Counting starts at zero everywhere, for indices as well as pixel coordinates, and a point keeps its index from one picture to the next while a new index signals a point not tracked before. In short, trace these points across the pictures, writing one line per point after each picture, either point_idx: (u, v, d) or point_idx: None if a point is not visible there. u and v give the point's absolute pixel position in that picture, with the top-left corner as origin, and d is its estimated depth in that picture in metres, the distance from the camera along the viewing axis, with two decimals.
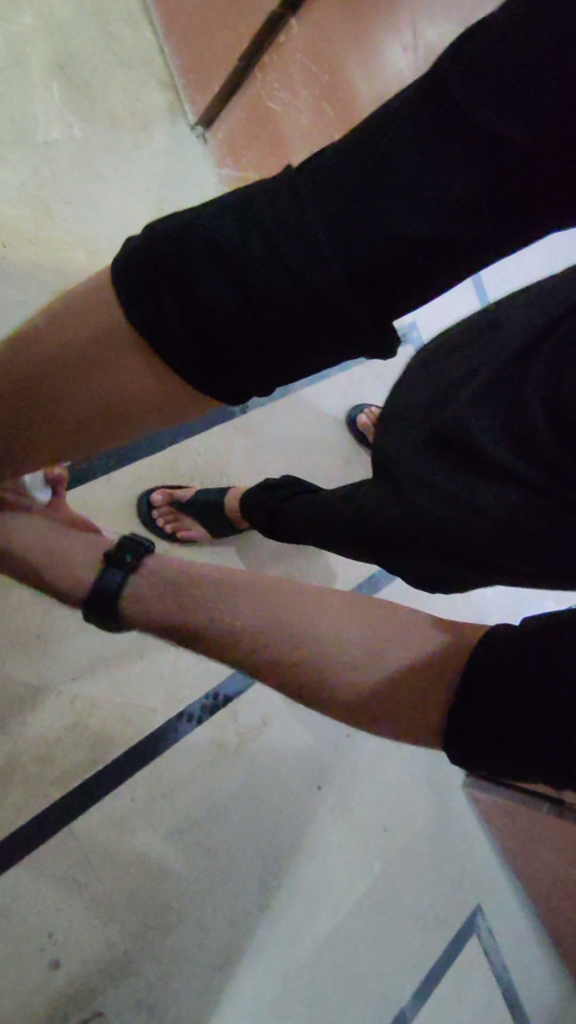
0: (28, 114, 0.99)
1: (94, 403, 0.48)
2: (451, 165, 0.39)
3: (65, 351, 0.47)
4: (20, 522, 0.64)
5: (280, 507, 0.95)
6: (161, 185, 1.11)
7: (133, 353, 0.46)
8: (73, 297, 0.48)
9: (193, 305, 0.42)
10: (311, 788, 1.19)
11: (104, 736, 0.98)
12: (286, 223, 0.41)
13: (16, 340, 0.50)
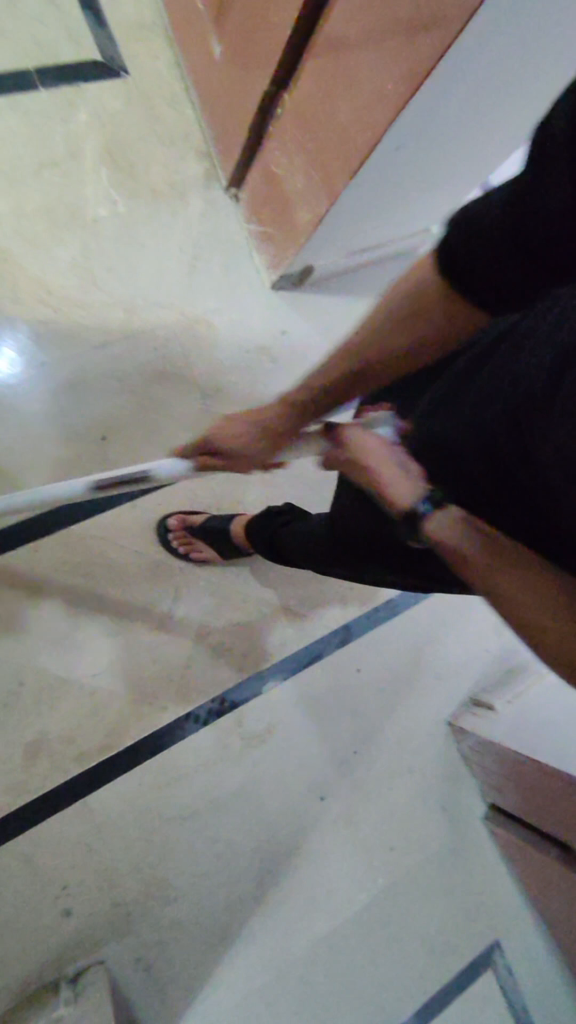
0: (80, 197, 1.18)
1: (410, 338, 0.69)
2: (548, 192, 0.51)
3: (418, 307, 0.66)
4: (370, 444, 0.71)
5: (277, 532, 1.06)
6: (195, 245, 1.26)
7: (450, 306, 0.65)
8: (412, 281, 0.66)
9: (465, 276, 0.61)
10: (313, 796, 1.28)
11: (118, 725, 1.14)
12: (479, 228, 0.58)
13: (382, 312, 0.69)
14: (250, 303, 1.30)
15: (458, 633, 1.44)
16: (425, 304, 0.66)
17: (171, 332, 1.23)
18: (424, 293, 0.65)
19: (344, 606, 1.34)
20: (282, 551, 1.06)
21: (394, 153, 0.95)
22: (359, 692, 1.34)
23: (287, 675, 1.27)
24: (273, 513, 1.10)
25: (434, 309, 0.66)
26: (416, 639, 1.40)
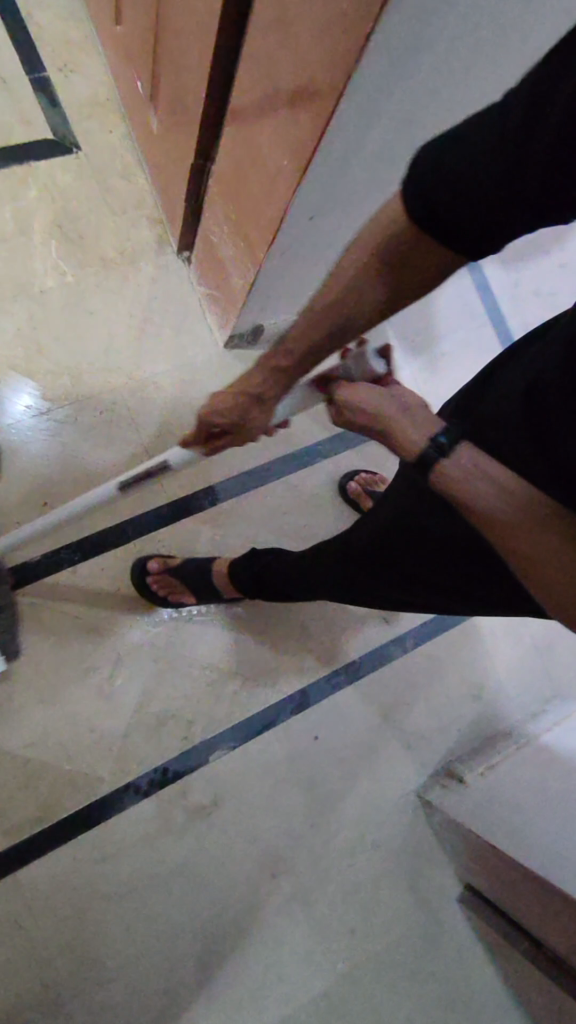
0: (28, 268, 1.21)
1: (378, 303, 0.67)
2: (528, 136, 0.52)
3: (384, 263, 0.63)
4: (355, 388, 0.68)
5: (262, 570, 1.08)
6: (146, 308, 1.27)
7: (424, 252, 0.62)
8: (373, 236, 0.63)
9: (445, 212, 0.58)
10: (264, 873, 1.21)
11: (52, 798, 1.12)
12: (484, 158, 0.55)
13: (353, 275, 0.65)
14: (204, 361, 1.29)
15: (429, 698, 1.36)
16: (340, 293, 0.66)
17: (120, 396, 1.24)
18: (399, 238, 0.61)
19: (302, 669, 1.29)
20: (266, 589, 1.08)
21: (313, 216, 0.92)
22: (317, 761, 1.27)
23: (237, 743, 1.22)
24: (258, 554, 1.11)
25: (398, 258, 0.63)
26: (382, 704, 1.33)
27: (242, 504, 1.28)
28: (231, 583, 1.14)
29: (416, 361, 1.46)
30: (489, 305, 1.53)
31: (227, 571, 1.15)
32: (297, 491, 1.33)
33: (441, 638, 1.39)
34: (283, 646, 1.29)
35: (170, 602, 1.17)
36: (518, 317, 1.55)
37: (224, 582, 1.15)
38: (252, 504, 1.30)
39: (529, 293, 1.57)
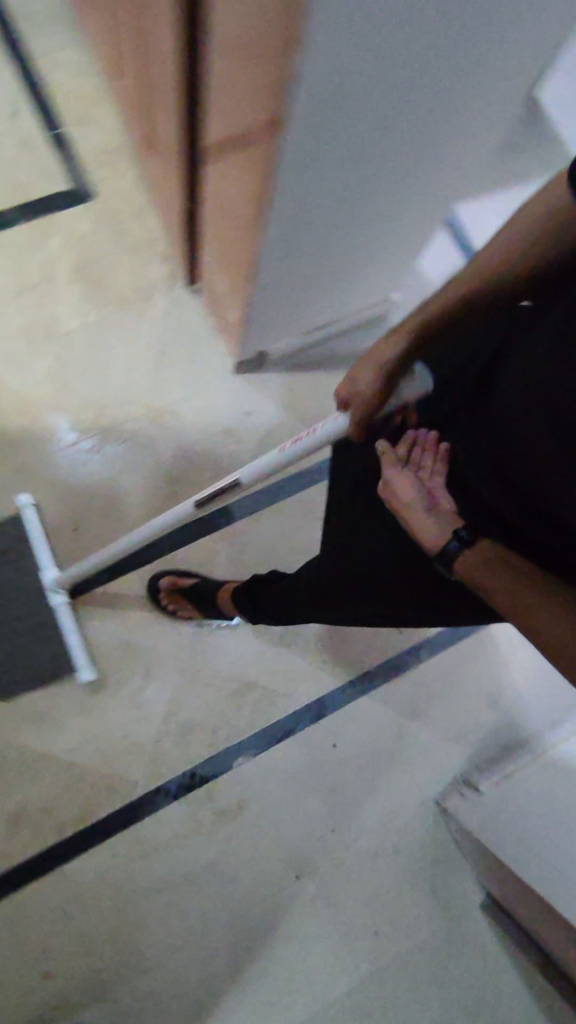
0: (54, 311, 1.32)
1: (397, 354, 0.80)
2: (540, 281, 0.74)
3: (462, 302, 0.76)
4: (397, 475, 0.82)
5: (262, 594, 1.08)
6: (161, 341, 1.36)
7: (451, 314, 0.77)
8: (477, 269, 0.74)
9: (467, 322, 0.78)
10: (288, 873, 1.27)
11: (91, 798, 1.22)
12: (535, 287, 0.74)
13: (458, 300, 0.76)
14: (215, 388, 1.37)
15: (444, 706, 1.39)
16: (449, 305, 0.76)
17: (139, 426, 1.33)
18: (488, 259, 0.73)
19: (318, 676, 1.35)
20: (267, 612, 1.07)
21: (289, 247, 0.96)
22: (336, 765, 1.33)
23: (259, 750, 1.29)
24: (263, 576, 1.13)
25: (499, 268, 0.73)
26: (399, 712, 1.37)
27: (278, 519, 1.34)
28: (236, 609, 1.16)
29: None
30: None
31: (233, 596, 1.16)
32: (306, 508, 1.41)
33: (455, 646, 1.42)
34: (298, 656, 1.35)
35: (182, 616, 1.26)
36: None
37: (228, 608, 1.18)
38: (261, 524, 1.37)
39: None
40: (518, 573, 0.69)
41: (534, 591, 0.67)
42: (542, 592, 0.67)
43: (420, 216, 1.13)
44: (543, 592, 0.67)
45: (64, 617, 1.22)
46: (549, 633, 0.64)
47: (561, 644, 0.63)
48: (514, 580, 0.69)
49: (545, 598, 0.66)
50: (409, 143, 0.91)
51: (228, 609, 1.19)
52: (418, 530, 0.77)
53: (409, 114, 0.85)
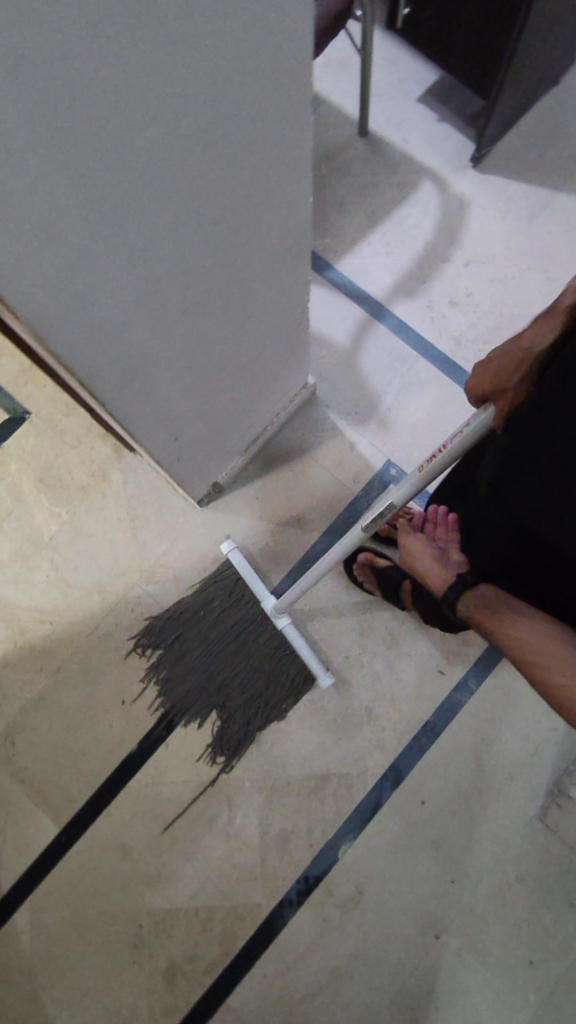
0: (35, 525, 1.49)
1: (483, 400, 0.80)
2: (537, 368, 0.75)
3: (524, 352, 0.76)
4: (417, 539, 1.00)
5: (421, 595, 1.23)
6: (130, 509, 1.51)
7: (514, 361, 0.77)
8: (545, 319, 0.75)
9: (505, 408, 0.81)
10: (428, 936, 1.33)
11: (228, 930, 1.34)
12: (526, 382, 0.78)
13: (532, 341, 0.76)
14: (192, 528, 1.50)
15: (515, 726, 1.40)
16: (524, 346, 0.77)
17: (142, 590, 1.48)
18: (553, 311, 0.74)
19: (384, 745, 1.40)
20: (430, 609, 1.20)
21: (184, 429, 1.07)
22: (433, 820, 1.37)
23: (356, 833, 1.37)
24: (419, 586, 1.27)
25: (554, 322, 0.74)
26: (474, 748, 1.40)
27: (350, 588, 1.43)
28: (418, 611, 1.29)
29: (367, 429, 1.53)
30: (415, 343, 1.56)
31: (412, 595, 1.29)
32: (309, 600, 1.46)
33: (503, 665, 1.42)
34: (359, 733, 1.41)
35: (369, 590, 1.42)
36: (448, 336, 1.57)
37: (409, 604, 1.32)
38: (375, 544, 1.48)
39: (446, 306, 1.58)
40: (533, 615, 0.79)
41: (538, 631, 0.76)
42: (545, 632, 0.76)
43: (285, 336, 1.18)
44: (549, 631, 0.76)
45: (288, 631, 1.39)
46: (543, 668, 0.73)
47: (551, 677, 0.72)
48: (528, 618, 0.79)
49: (546, 638, 0.75)
50: (227, 318, 0.96)
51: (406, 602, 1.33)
52: (424, 568, 0.97)
53: (211, 308, 0.89)
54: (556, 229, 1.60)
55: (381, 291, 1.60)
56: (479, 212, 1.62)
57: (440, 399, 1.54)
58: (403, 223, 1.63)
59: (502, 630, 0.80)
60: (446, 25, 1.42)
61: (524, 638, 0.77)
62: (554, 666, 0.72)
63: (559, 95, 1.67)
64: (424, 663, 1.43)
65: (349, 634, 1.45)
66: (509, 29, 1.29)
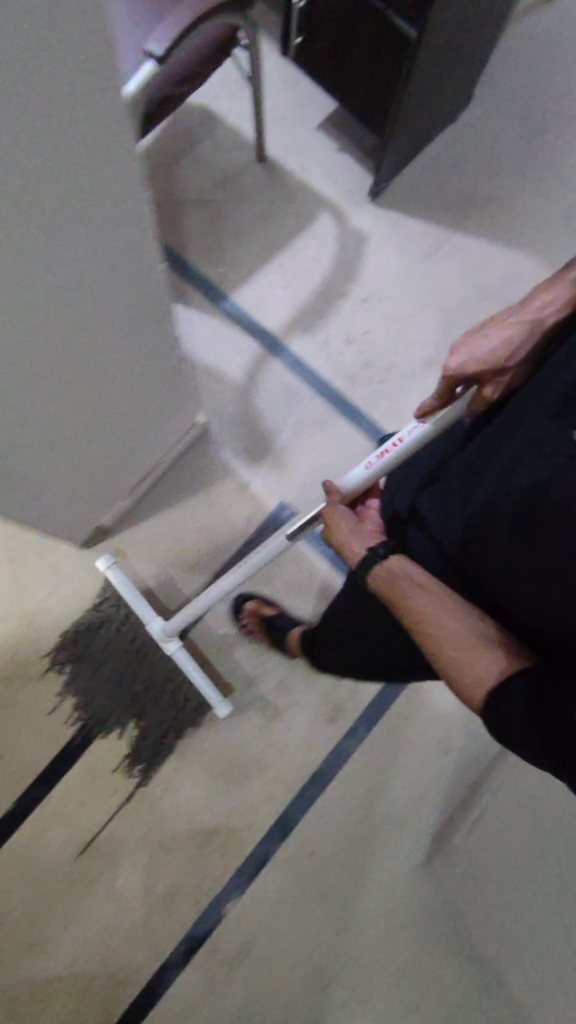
0: None
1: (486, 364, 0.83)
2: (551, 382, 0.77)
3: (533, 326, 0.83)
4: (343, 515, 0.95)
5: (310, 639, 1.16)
6: (9, 552, 1.42)
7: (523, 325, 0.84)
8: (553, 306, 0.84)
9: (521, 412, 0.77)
10: (314, 989, 1.32)
11: (108, 997, 1.28)
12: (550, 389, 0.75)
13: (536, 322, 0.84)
14: (76, 572, 1.43)
15: (402, 772, 1.41)
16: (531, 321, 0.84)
17: (21, 639, 1.39)
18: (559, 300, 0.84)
19: (273, 796, 1.38)
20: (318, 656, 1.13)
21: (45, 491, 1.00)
22: (321, 871, 1.36)
23: (243, 889, 1.34)
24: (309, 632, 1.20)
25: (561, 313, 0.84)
26: (362, 796, 1.39)
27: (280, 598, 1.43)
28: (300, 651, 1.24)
29: (262, 469, 1.49)
30: (312, 379, 1.53)
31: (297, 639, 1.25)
32: (199, 648, 1.42)
33: (392, 711, 1.43)
34: (248, 785, 1.38)
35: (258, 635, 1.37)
36: (344, 374, 1.55)
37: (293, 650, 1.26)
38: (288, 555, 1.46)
39: (343, 344, 1.56)
40: (445, 594, 0.77)
41: (448, 612, 0.75)
42: (456, 613, 0.75)
43: (161, 387, 1.13)
44: (457, 612, 0.75)
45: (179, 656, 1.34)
46: (449, 647, 0.73)
47: (456, 658, 0.72)
48: (438, 596, 0.77)
49: (456, 618, 0.75)
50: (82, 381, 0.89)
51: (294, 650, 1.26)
52: (339, 538, 0.90)
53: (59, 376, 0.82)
54: (450, 269, 1.61)
55: (277, 325, 1.55)
56: (377, 247, 1.60)
57: (335, 439, 1.51)
58: (300, 255, 1.59)
59: (410, 604, 0.78)
60: (340, 59, 1.38)
61: (460, 650, 0.72)
62: (463, 648, 0.72)
63: (454, 134, 1.67)
64: (314, 711, 1.41)
65: (239, 684, 1.41)
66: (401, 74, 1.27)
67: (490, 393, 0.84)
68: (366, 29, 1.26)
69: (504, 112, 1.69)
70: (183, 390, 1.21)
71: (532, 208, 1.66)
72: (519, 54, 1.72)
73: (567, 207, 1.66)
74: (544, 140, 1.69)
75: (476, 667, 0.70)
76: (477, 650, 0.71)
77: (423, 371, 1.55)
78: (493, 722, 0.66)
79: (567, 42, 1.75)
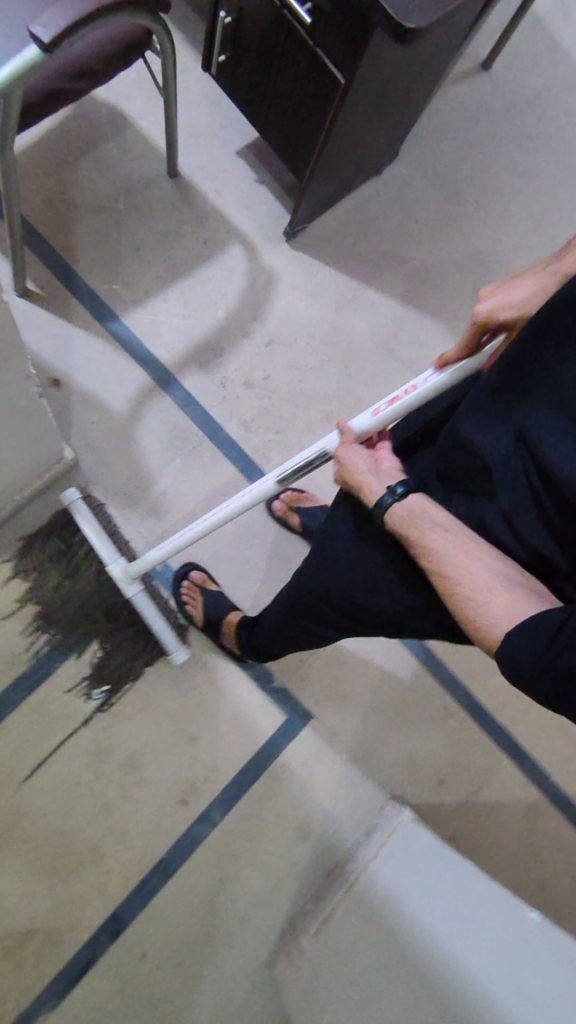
0: None
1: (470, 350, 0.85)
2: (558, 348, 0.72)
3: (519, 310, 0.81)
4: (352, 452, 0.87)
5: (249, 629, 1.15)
6: None
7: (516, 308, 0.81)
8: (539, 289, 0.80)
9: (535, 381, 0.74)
10: None
11: None
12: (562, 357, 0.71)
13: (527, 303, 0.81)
14: None
15: (255, 859, 1.30)
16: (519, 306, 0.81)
17: None
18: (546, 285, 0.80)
19: (107, 889, 1.22)
20: (255, 645, 1.13)
21: None
22: (152, 975, 1.21)
23: (58, 1000, 1.16)
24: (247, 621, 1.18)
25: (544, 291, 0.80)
26: (209, 886, 1.27)
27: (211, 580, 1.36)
28: (237, 641, 1.24)
29: (136, 514, 1.34)
30: (203, 421, 1.41)
31: (237, 627, 1.24)
32: (39, 713, 1.24)
33: (251, 793, 1.31)
34: (78, 876, 1.21)
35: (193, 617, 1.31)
36: (238, 418, 1.43)
37: (231, 638, 1.25)
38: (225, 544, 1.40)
39: (241, 386, 1.45)
40: (466, 535, 0.75)
41: (466, 551, 0.73)
42: (476, 552, 0.73)
43: (14, 426, 0.97)
44: (474, 555, 0.73)
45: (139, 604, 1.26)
46: (466, 586, 0.70)
47: (474, 596, 0.70)
48: (456, 537, 0.74)
49: (478, 559, 0.72)
50: None
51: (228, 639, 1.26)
52: (356, 477, 0.83)
53: None
54: (360, 324, 1.55)
55: (171, 358, 1.42)
56: (287, 290, 1.51)
57: (222, 488, 1.39)
58: (205, 286, 1.47)
59: (429, 543, 0.74)
60: (261, 96, 1.30)
61: (474, 588, 0.70)
62: (481, 586, 0.70)
63: (378, 186, 1.63)
64: (164, 792, 1.27)
65: (81, 758, 1.25)
66: (320, 117, 1.19)
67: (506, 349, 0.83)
68: (288, 62, 1.17)
69: (428, 174, 1.67)
70: (44, 427, 1.06)
71: (447, 273, 1.63)
72: (447, 119, 1.72)
73: (480, 277, 1.65)
74: (464, 208, 1.68)
75: (496, 605, 0.68)
76: (495, 590, 0.69)
77: (322, 427, 1.47)
78: (509, 658, 0.65)
79: (494, 117, 1.76)
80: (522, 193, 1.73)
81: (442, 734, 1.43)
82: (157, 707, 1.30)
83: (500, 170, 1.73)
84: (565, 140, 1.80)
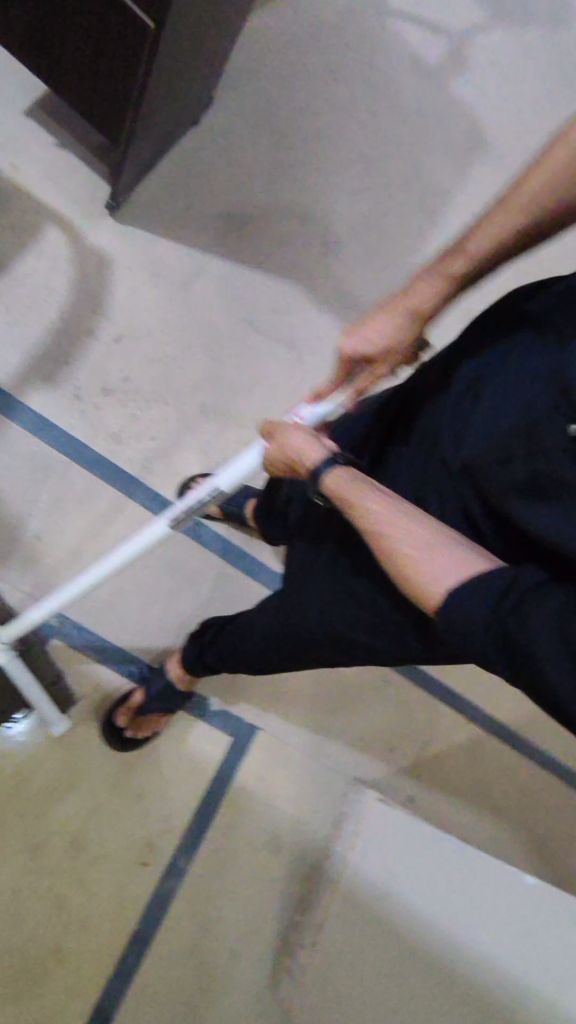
0: None
1: (481, 247, 0.73)
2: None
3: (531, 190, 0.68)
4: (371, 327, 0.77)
5: (212, 639, 1.05)
6: None
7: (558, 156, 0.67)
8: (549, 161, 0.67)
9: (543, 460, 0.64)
10: None
11: None
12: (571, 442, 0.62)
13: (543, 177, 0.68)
14: None
15: (233, 891, 1.23)
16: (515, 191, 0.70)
17: None
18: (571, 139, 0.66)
19: (77, 987, 1.09)
20: (227, 655, 1.01)
21: None
22: None
23: None
24: (202, 633, 1.09)
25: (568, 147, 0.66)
26: (190, 941, 1.18)
27: (101, 638, 1.22)
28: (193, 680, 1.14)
29: (12, 570, 1.16)
30: (64, 445, 1.22)
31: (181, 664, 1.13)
32: None
33: (215, 829, 1.23)
34: (45, 983, 1.07)
35: (149, 734, 1.18)
36: (105, 432, 1.26)
37: (184, 679, 1.14)
38: (130, 576, 1.25)
39: (98, 394, 1.26)
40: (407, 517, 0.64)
41: (447, 540, 0.61)
42: (421, 531, 0.62)
43: None
44: (412, 535, 0.62)
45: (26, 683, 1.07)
46: (413, 549, 0.61)
47: (413, 557, 0.60)
48: (396, 518, 0.63)
49: (444, 552, 0.60)
50: None
51: (183, 687, 1.16)
52: (381, 336, 0.77)
53: None
54: (215, 300, 1.39)
55: (7, 377, 1.20)
56: (125, 274, 1.32)
57: (108, 513, 1.23)
58: (26, 281, 1.24)
59: (360, 505, 0.65)
60: (48, 33, 1.09)
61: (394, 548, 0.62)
62: (431, 569, 0.59)
63: (198, 139, 1.45)
64: (121, 860, 1.15)
65: (17, 857, 1.09)
66: (130, 48, 1.02)
67: (490, 233, 0.72)
68: None
69: (249, 119, 1.52)
70: None
71: (292, 228, 1.51)
72: (254, 56, 1.56)
73: (327, 227, 1.55)
74: (294, 151, 1.55)
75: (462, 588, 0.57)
76: (446, 566, 0.59)
77: (201, 422, 1.33)
78: (449, 623, 0.57)
79: (302, 47, 1.62)
80: (350, 132, 1.63)
81: (386, 705, 1.43)
82: (89, 774, 1.16)
83: (322, 108, 1.61)
84: (380, 66, 1.71)
